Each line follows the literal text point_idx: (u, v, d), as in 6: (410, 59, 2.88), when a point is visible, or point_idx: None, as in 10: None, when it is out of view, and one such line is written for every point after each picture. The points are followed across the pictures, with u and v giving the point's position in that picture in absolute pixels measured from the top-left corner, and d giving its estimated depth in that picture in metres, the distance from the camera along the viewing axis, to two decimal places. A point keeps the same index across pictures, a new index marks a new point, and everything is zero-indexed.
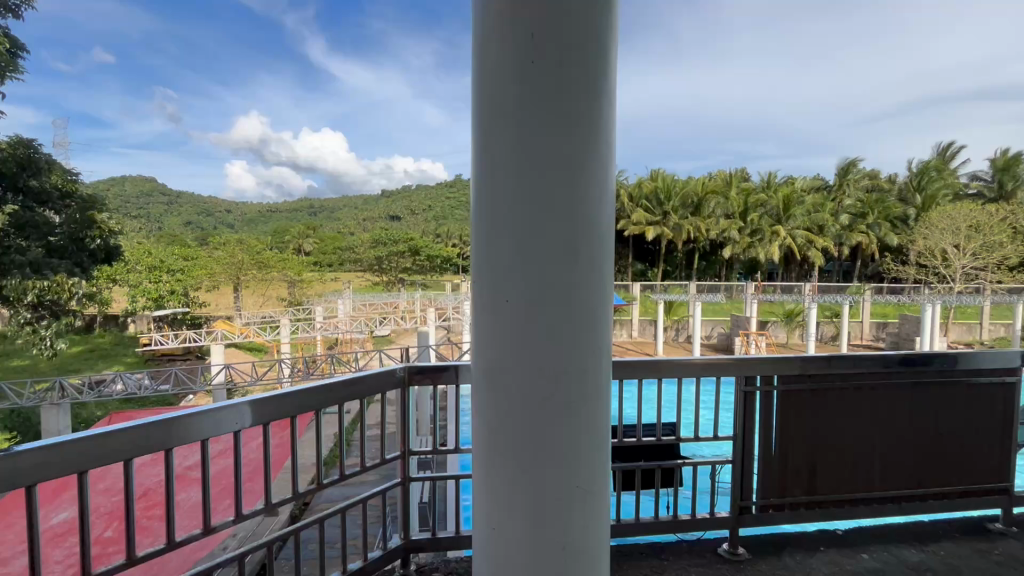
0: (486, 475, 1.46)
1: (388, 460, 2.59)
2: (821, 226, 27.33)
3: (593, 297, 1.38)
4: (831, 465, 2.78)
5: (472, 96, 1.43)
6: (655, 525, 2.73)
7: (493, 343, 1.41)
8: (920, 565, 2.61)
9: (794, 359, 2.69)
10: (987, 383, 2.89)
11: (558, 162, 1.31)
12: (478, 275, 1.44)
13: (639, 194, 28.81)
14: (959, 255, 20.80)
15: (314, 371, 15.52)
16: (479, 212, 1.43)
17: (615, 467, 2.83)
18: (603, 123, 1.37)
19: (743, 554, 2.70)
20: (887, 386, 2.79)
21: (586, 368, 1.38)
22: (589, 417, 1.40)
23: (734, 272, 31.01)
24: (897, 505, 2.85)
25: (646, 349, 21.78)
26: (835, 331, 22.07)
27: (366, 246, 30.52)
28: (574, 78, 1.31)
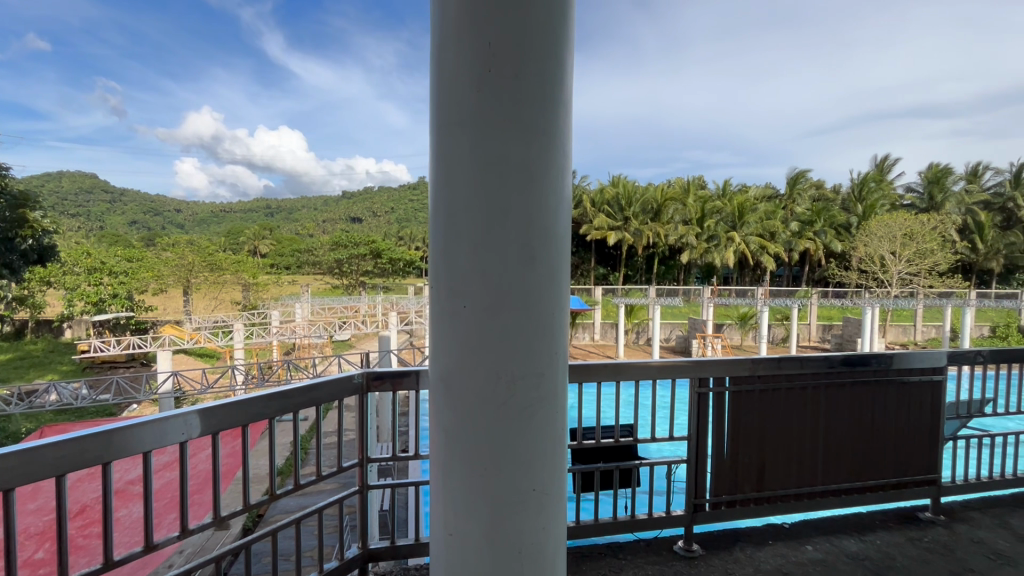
0: (442, 478, 1.46)
1: (346, 467, 2.52)
2: (772, 233, 28.59)
3: (550, 303, 1.40)
4: (778, 460, 2.92)
5: (429, 101, 1.44)
6: (612, 525, 2.79)
7: (451, 348, 1.41)
8: (859, 554, 2.77)
9: (744, 360, 2.81)
10: (918, 382, 3.10)
11: (514, 165, 1.33)
12: (436, 280, 1.44)
13: (600, 199, 29.41)
14: (896, 261, 22.28)
15: (269, 378, 15.00)
16: (437, 216, 1.43)
17: (573, 471, 2.86)
18: (558, 132, 1.39)
19: (697, 551, 2.78)
20: (830, 386, 2.95)
21: (542, 373, 1.40)
22: (545, 421, 1.42)
23: (692, 277, 32.01)
24: (838, 498, 3.01)
25: (608, 351, 22.14)
26: (785, 333, 23.09)
27: (326, 249, 29.81)
28: (530, 88, 1.32)
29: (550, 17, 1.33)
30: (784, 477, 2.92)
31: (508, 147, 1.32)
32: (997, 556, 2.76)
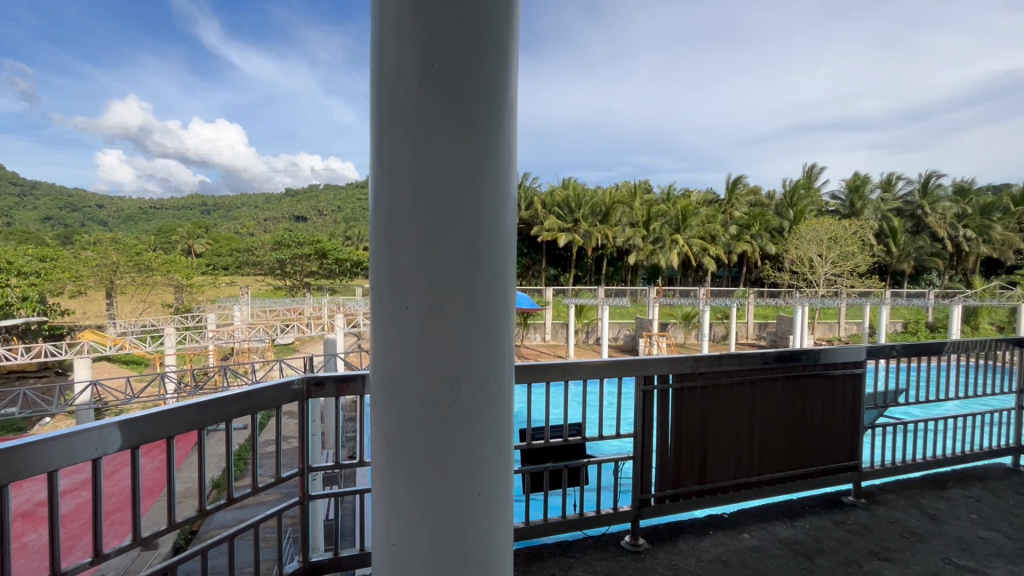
0: (386, 485, 1.41)
1: (286, 477, 2.39)
2: (713, 236, 29.96)
3: (496, 302, 1.37)
4: (718, 452, 3.04)
5: (370, 96, 1.39)
6: (560, 524, 2.81)
7: (394, 350, 1.36)
8: (790, 539, 2.93)
9: (686, 358, 2.91)
10: (842, 374, 3.33)
11: (458, 162, 1.30)
12: (377, 281, 1.39)
13: (551, 201, 29.88)
14: (823, 263, 23.96)
15: (204, 385, 14.14)
16: (378, 215, 1.39)
17: (522, 471, 2.87)
18: (503, 130, 1.37)
19: (644, 545, 2.85)
20: (765, 380, 3.11)
21: (488, 375, 1.37)
22: (492, 424, 1.39)
23: (639, 278, 32.97)
24: (772, 487, 3.18)
25: (559, 351, 22.45)
26: (725, 331, 24.21)
27: (267, 248, 28.52)
28: (474, 84, 1.30)
29: (494, 16, 1.31)
30: (723, 469, 3.05)
31: (451, 145, 1.29)
32: (911, 533, 3.00)
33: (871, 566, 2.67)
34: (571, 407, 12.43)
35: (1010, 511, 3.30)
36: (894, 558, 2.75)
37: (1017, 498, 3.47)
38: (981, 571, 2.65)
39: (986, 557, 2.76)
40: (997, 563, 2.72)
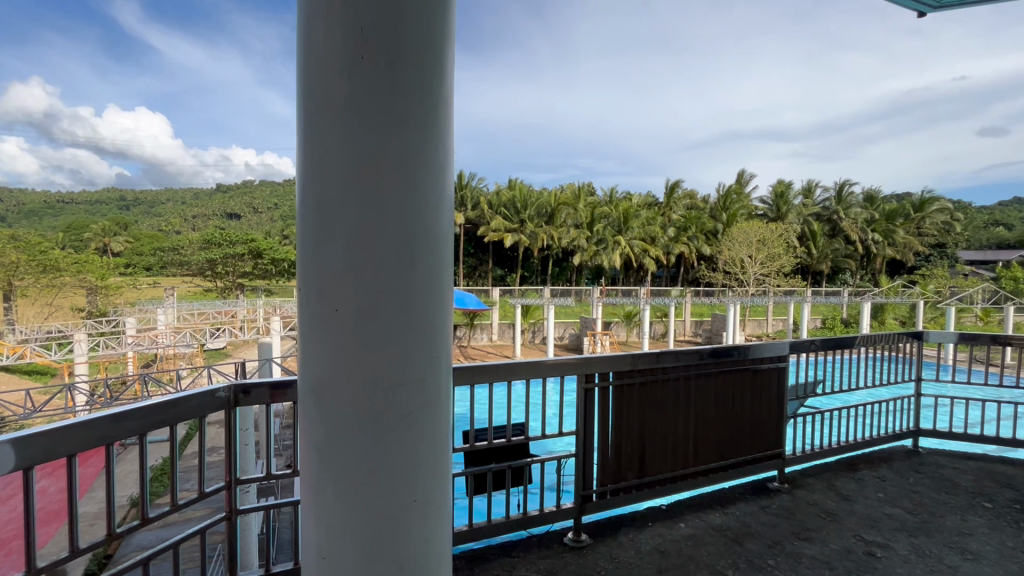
0: (314, 496, 1.35)
1: (212, 491, 2.23)
2: (653, 238, 31.20)
3: (431, 303, 1.34)
4: (655, 447, 3.14)
5: (298, 92, 1.34)
6: (504, 525, 2.80)
7: (323, 355, 1.30)
8: (722, 526, 3.08)
9: (626, 355, 2.99)
10: (768, 367, 3.56)
11: (391, 159, 1.25)
12: (305, 282, 1.33)
13: (498, 202, 30.04)
14: (752, 264, 25.63)
15: (121, 395, 13.04)
16: (305, 213, 1.32)
17: (465, 472, 2.85)
18: (438, 127, 1.34)
19: (586, 541, 2.90)
20: (699, 375, 3.25)
21: (424, 378, 1.34)
22: (428, 427, 1.36)
23: (584, 278, 33.66)
24: (706, 478, 3.33)
25: (506, 351, 22.49)
26: (664, 329, 25.23)
27: (196, 247, 26.89)
28: (408, 77, 1.26)
29: (427, 11, 1.28)
30: (661, 461, 3.16)
31: (382, 140, 1.24)
32: (828, 514, 3.24)
33: (793, 546, 2.86)
34: (514, 405, 12.63)
35: (911, 488, 3.65)
36: (812, 538, 2.96)
37: (915, 476, 3.85)
38: (887, 544, 2.90)
39: (890, 532, 3.03)
40: (900, 536, 2.98)
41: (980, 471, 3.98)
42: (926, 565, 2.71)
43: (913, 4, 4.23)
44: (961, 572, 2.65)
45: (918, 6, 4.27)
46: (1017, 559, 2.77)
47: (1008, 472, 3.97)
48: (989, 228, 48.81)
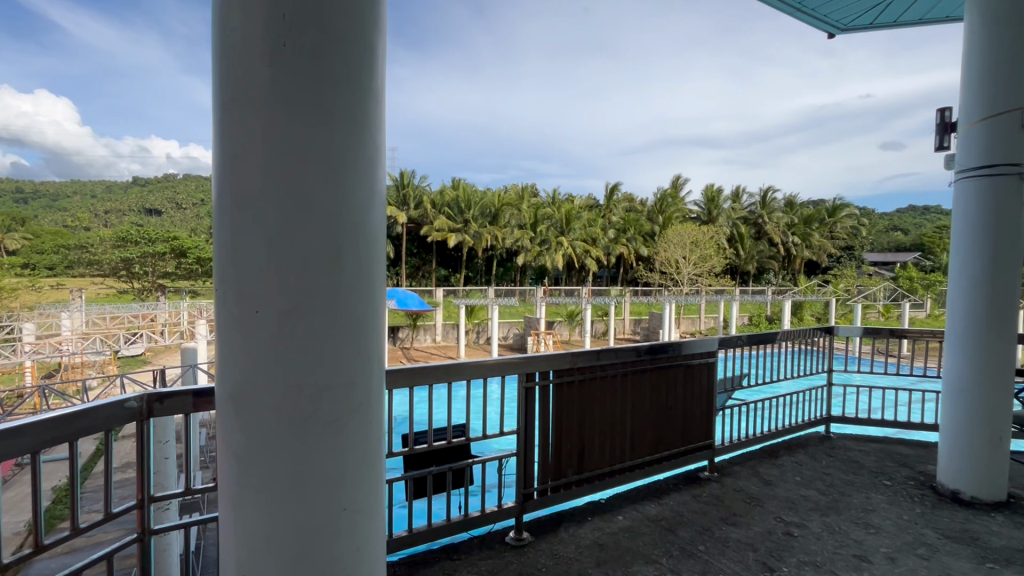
0: (234, 512, 1.26)
1: (122, 510, 2.03)
2: (594, 238, 32.08)
3: (361, 303, 1.29)
4: (593, 442, 3.22)
5: (214, 78, 1.25)
6: (445, 528, 2.76)
7: (243, 359, 1.22)
8: (657, 516, 3.20)
9: (565, 354, 3.03)
10: (699, 362, 3.73)
11: (316, 153, 1.20)
12: (222, 282, 1.25)
13: (441, 201, 29.68)
14: (686, 264, 27.07)
15: (17, 410, 11.68)
16: (222, 211, 1.24)
17: (404, 477, 2.78)
18: (368, 120, 1.29)
19: (527, 538, 2.91)
20: (635, 371, 3.36)
21: (355, 380, 1.29)
22: (358, 433, 1.30)
23: (528, 278, 33.94)
24: (642, 471, 3.45)
25: (450, 352, 22.25)
26: (605, 327, 25.92)
27: (107, 245, 24.72)
28: (333, 66, 1.20)
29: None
30: (599, 457, 3.24)
31: (307, 134, 1.18)
32: (751, 499, 3.45)
33: (721, 531, 3.02)
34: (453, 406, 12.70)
35: (823, 470, 3.97)
36: (738, 522, 3.15)
37: (827, 459, 4.19)
38: (802, 524, 3.13)
39: (806, 512, 3.27)
40: (814, 516, 3.23)
41: (880, 453, 4.40)
42: (836, 540, 2.95)
43: (824, 25, 4.62)
44: (866, 544, 2.91)
45: (828, 27, 4.66)
46: (911, 530, 3.07)
47: (904, 452, 4.41)
48: (889, 233, 54.12)
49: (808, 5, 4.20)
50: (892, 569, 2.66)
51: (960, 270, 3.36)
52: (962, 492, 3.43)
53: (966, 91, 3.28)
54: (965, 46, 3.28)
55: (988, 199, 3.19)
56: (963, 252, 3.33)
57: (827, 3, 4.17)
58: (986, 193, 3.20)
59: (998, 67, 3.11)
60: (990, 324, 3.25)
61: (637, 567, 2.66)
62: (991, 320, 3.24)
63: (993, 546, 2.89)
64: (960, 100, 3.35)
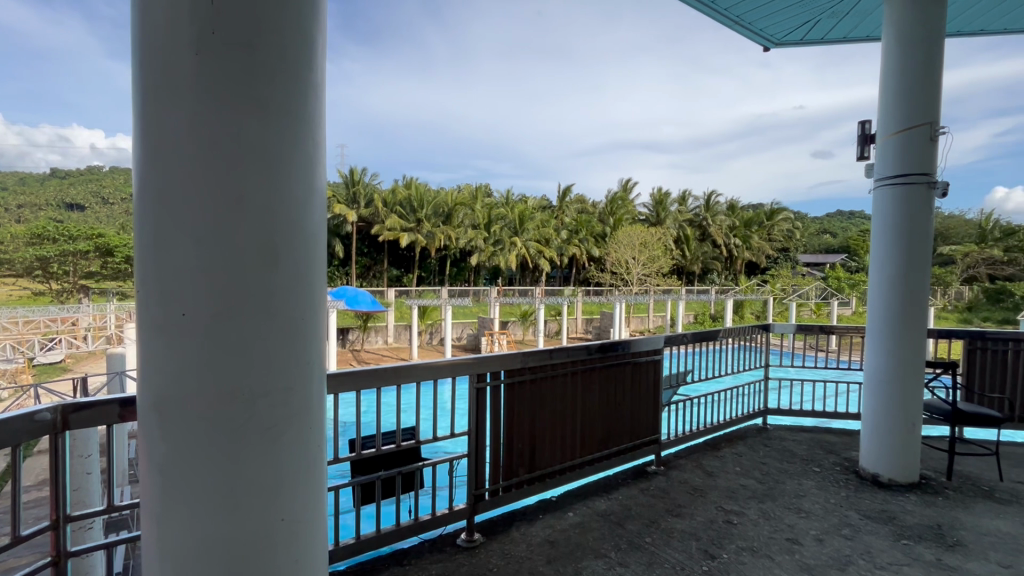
0: (158, 526, 1.19)
1: (35, 533, 1.85)
2: (547, 239, 32.51)
3: (299, 307, 1.24)
4: (544, 441, 3.24)
5: (135, 65, 1.17)
6: (394, 534, 2.70)
7: (168, 364, 1.15)
8: (606, 511, 3.28)
9: (517, 354, 3.04)
10: (646, 360, 3.85)
11: (249, 145, 1.14)
12: (143, 284, 1.17)
13: (393, 200, 29.06)
14: (636, 265, 28.02)
15: None
16: (143, 204, 1.16)
17: (352, 483, 2.70)
18: (305, 113, 1.23)
19: (479, 539, 2.90)
20: (585, 369, 3.42)
21: (293, 386, 1.23)
22: (296, 443, 1.25)
23: (481, 278, 33.84)
24: (592, 467, 3.53)
25: (402, 354, 21.80)
26: (558, 327, 26.22)
27: (20, 242, 22.51)
28: (267, 58, 1.14)
29: None
30: (550, 455, 3.28)
31: (236, 126, 1.12)
32: (695, 490, 3.60)
33: (666, 523, 3.12)
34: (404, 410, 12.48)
35: (760, 460, 4.19)
36: (682, 513, 3.27)
37: (764, 449, 4.43)
38: (741, 512, 3.29)
39: (744, 501, 3.44)
40: (752, 504, 3.40)
41: (812, 441, 4.69)
42: (771, 525, 3.12)
43: (760, 38, 4.87)
44: (797, 528, 3.10)
45: (764, 41, 4.92)
46: (836, 512, 3.30)
47: (833, 440, 4.73)
48: (820, 236, 57.82)
49: (745, 18, 4.40)
50: (819, 550, 2.85)
51: (878, 270, 3.63)
52: (881, 475, 3.72)
53: (882, 105, 3.56)
54: (882, 63, 3.55)
55: (904, 205, 3.47)
56: (881, 253, 3.61)
57: (764, 17, 4.39)
58: (902, 199, 3.47)
59: (913, 83, 3.39)
60: (904, 320, 3.54)
61: (587, 562, 2.70)
62: (905, 316, 3.53)
63: (907, 523, 3.15)
64: (877, 114, 3.64)
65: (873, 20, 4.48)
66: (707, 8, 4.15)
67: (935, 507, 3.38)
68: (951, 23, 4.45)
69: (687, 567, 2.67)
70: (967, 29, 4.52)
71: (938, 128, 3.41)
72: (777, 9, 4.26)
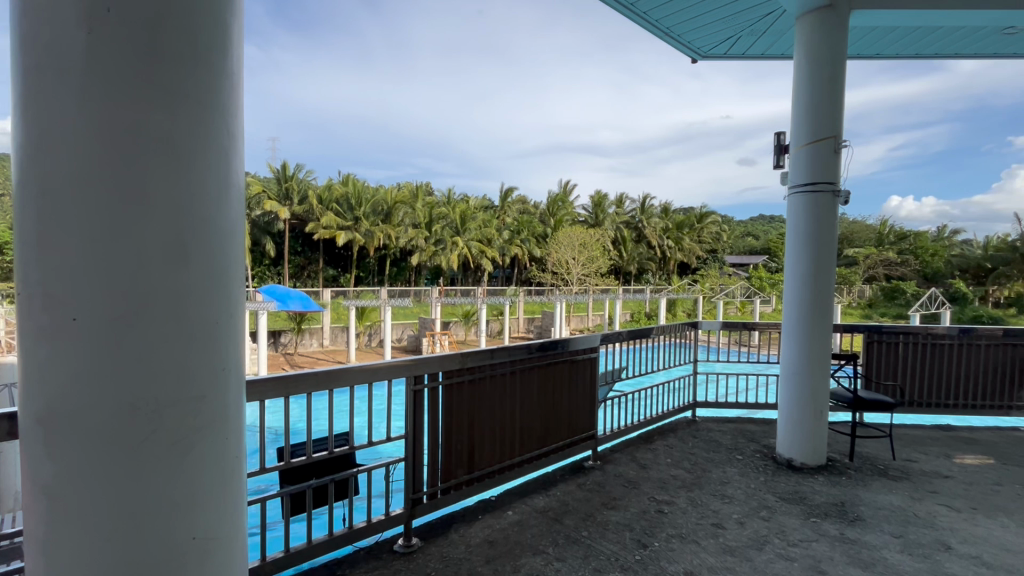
0: (44, 556, 1.07)
1: None
2: (489, 239, 32.53)
3: (213, 311, 1.16)
4: (482, 441, 3.24)
5: (14, 43, 1.05)
6: (326, 544, 2.59)
7: (54, 373, 1.04)
8: (544, 508, 3.32)
9: (455, 354, 3.01)
10: (582, 358, 3.95)
11: (154, 134, 1.05)
12: (26, 284, 1.04)
13: (329, 197, 27.90)
14: (576, 265, 28.78)
15: None
16: (26, 199, 1.05)
17: (281, 493, 2.55)
18: (218, 102, 1.15)
19: (416, 544, 2.85)
20: (523, 368, 3.46)
21: (206, 394, 1.15)
22: (210, 455, 1.17)
23: (423, 278, 33.28)
24: (531, 464, 3.57)
25: (339, 356, 21.03)
26: (500, 326, 26.30)
27: None
28: (175, 45, 1.06)
29: None
30: (489, 455, 3.28)
31: (136, 112, 1.03)
32: (629, 483, 3.73)
33: (601, 516, 3.22)
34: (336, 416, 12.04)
35: (689, 450, 4.42)
36: (617, 505, 3.38)
37: (692, 441, 4.67)
38: (672, 501, 3.45)
39: (674, 490, 3.61)
40: (681, 493, 3.58)
41: (735, 431, 5.00)
42: (697, 512, 3.29)
43: (688, 50, 5.13)
44: (721, 513, 3.29)
45: (691, 53, 5.19)
46: (756, 496, 3.54)
47: (753, 429, 5.06)
48: (744, 239, 61.87)
49: (674, 30, 4.62)
50: (740, 532, 3.04)
51: (792, 271, 3.93)
52: (795, 459, 4.04)
53: (796, 117, 3.85)
54: (794, 80, 3.85)
55: (814, 210, 3.79)
56: (794, 255, 3.91)
57: (691, 30, 4.63)
58: (810, 206, 3.79)
59: (821, 97, 3.70)
60: (815, 315, 3.86)
61: (525, 559, 2.72)
62: (813, 313, 3.85)
63: (815, 502, 3.45)
64: (790, 126, 3.94)
65: (788, 40, 4.85)
66: (638, 19, 4.33)
67: (840, 486, 3.70)
68: (852, 47, 4.91)
69: (621, 557, 2.76)
70: (867, 52, 4.99)
71: (841, 142, 3.74)
72: (703, 23, 4.50)
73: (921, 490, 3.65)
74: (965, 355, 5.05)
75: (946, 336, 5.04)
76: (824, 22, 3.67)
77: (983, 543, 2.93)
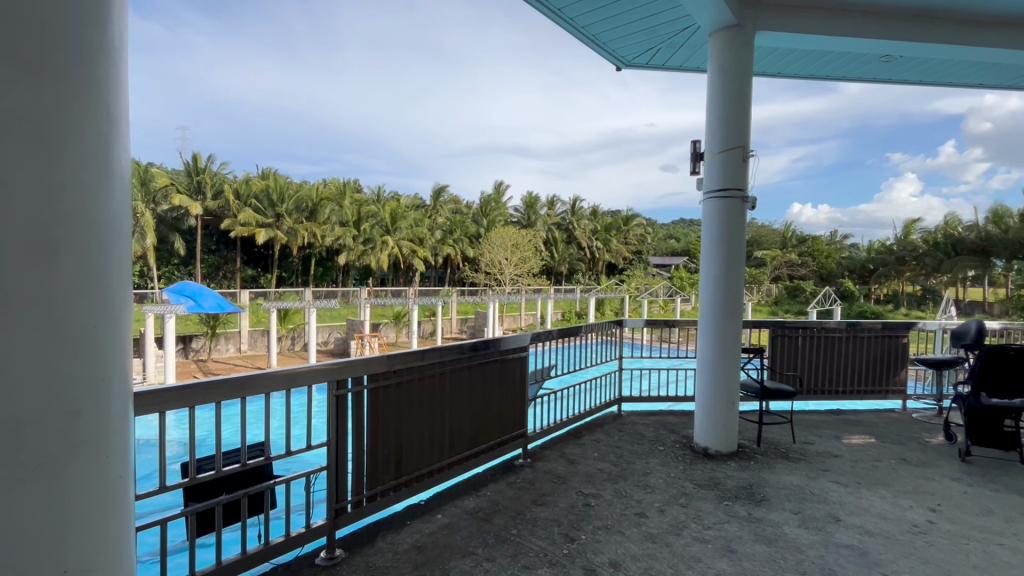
0: None
1: None
2: (421, 239, 31.92)
3: (89, 317, 1.03)
4: (410, 445, 3.16)
5: None
6: (241, 563, 2.39)
7: None
8: (474, 509, 3.30)
9: (381, 357, 2.91)
10: (512, 357, 3.97)
11: (15, 118, 0.91)
12: None
13: (247, 192, 26.11)
14: (509, 265, 29.00)
15: None
16: None
17: (185, 513, 2.31)
18: (94, 83, 1.03)
19: (339, 556, 2.72)
20: (452, 369, 3.41)
21: (81, 408, 1.03)
22: (84, 475, 1.04)
23: (351, 278, 32.03)
24: (460, 466, 3.53)
25: (259, 361, 19.77)
26: (432, 327, 25.88)
27: None
28: (42, 18, 0.93)
29: None
30: (417, 458, 3.21)
31: None
32: (558, 478, 3.80)
33: (531, 513, 3.25)
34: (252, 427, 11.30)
35: (615, 444, 4.59)
36: (546, 501, 3.43)
37: (618, 434, 4.85)
38: (598, 494, 3.56)
39: (601, 483, 3.72)
40: (607, 485, 3.70)
41: (657, 423, 5.25)
42: (622, 503, 3.42)
43: (612, 58, 5.30)
44: (644, 502, 3.44)
45: (616, 60, 5.37)
46: (675, 484, 3.73)
47: (674, 421, 5.34)
48: (666, 241, 65.31)
49: (600, 38, 4.77)
50: (661, 520, 3.19)
51: (707, 271, 4.18)
52: (709, 447, 4.31)
53: (710, 126, 4.10)
54: (709, 91, 4.10)
55: (726, 215, 4.06)
56: (709, 256, 4.16)
57: (615, 39, 4.80)
58: (722, 211, 4.06)
59: (732, 109, 3.98)
60: (727, 312, 4.14)
61: (454, 562, 2.69)
62: (726, 310, 4.13)
63: (727, 486, 3.69)
64: (705, 134, 4.19)
65: (701, 53, 5.16)
66: (565, 25, 4.42)
67: (749, 470, 4.00)
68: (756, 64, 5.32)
69: (549, 552, 2.80)
70: (770, 71, 5.42)
71: (749, 151, 4.04)
72: (625, 33, 4.69)
73: (815, 469, 4.02)
74: (852, 347, 5.65)
75: (836, 330, 5.61)
76: (734, 40, 3.94)
77: (866, 513, 3.28)
